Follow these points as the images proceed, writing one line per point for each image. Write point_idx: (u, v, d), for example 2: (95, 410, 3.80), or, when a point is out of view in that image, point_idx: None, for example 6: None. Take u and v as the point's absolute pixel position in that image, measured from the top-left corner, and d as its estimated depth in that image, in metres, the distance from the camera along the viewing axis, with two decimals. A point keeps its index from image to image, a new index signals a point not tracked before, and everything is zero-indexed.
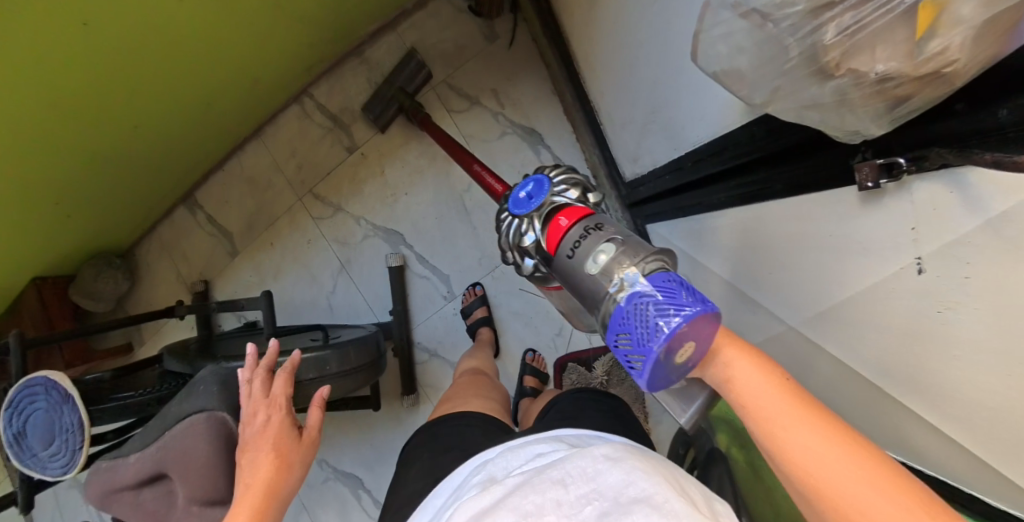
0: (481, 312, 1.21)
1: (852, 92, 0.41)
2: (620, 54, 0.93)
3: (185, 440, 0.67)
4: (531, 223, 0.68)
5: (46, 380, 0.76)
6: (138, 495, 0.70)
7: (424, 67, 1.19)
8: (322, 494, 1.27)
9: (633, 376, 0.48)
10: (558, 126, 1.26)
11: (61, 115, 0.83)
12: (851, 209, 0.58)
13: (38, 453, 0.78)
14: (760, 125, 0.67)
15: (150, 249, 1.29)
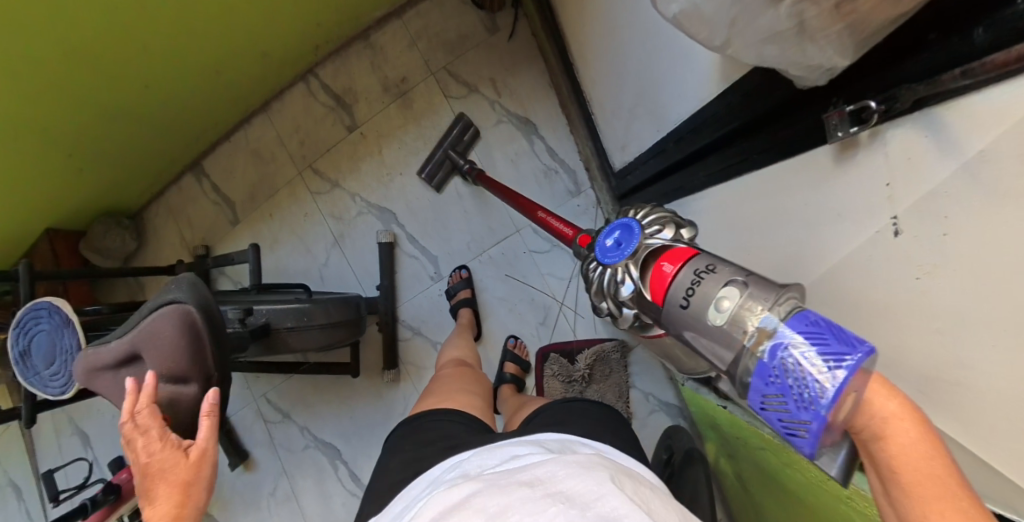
0: (466, 295, 1.18)
1: (809, 12, 0.38)
2: (605, 36, 0.91)
3: (156, 322, 0.69)
4: (624, 271, 0.51)
5: (51, 305, 0.86)
6: (117, 376, 0.74)
7: (472, 126, 1.24)
8: (301, 461, 1.25)
9: (791, 444, 0.35)
10: (554, 117, 1.26)
11: (76, 66, 0.88)
12: (826, 171, 0.53)
13: (41, 372, 0.88)
14: (735, 92, 0.63)
15: (159, 213, 1.36)
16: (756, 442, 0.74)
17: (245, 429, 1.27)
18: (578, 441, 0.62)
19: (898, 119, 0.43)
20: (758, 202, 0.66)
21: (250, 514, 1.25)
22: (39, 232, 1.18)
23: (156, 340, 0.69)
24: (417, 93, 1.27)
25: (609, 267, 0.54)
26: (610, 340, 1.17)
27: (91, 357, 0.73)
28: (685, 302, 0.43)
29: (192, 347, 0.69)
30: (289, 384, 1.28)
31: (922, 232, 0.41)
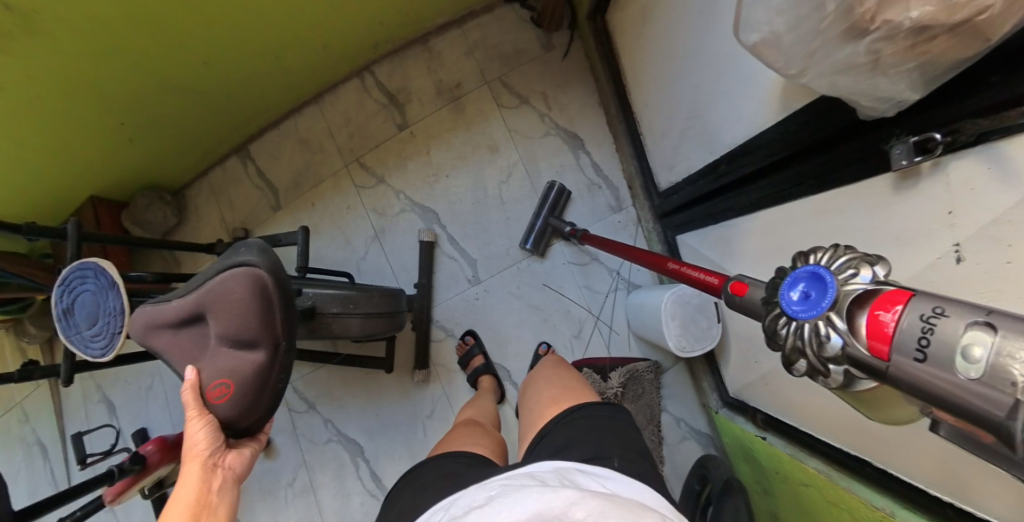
0: (479, 361, 1.21)
1: (885, 51, 0.42)
2: (661, 58, 0.96)
3: (225, 284, 0.70)
4: (828, 326, 0.34)
5: (97, 267, 0.92)
6: (177, 334, 0.75)
7: (566, 192, 1.25)
8: (322, 453, 1.28)
9: None
10: (600, 134, 1.31)
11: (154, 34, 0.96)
12: (884, 197, 0.56)
13: (82, 331, 0.94)
14: (794, 120, 0.66)
15: (203, 195, 1.43)
16: (800, 478, 0.79)
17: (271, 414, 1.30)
18: (572, 468, 0.56)
19: (960, 151, 0.46)
20: (807, 224, 0.69)
21: (267, 499, 1.27)
22: (84, 198, 1.27)
23: (223, 305, 0.70)
24: (470, 99, 1.34)
25: (800, 327, 0.37)
26: (644, 361, 1.19)
27: (157, 312, 0.75)
28: (936, 361, 0.26)
29: (258, 317, 0.69)
30: (316, 374, 1.32)
31: (986, 258, 0.44)
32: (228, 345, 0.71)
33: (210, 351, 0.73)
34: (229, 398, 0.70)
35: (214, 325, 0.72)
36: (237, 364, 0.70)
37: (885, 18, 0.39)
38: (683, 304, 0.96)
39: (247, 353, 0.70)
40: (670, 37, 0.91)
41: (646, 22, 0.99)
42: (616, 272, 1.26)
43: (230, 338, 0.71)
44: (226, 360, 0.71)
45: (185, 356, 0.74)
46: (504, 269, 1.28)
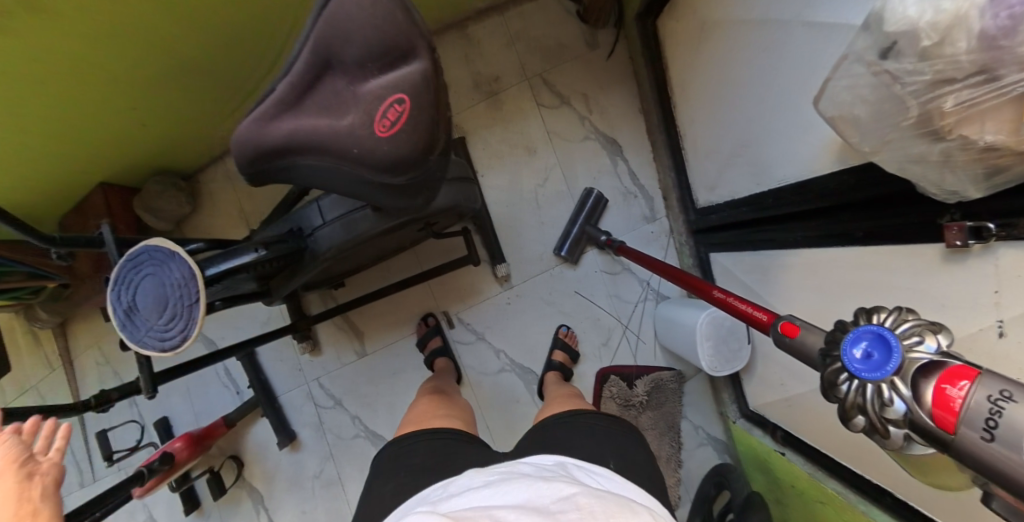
0: (434, 342, 1.31)
1: (956, 155, 0.44)
2: (720, 81, 0.98)
3: (343, 16, 0.47)
4: (892, 391, 0.36)
5: (149, 245, 0.84)
6: (297, 125, 0.53)
7: (603, 199, 1.29)
8: (349, 448, 1.41)
9: None
10: (638, 141, 1.33)
11: (203, 27, 1.00)
12: (932, 265, 0.60)
13: (151, 324, 0.84)
14: (852, 174, 0.70)
15: (216, 175, 1.50)
16: (816, 496, 0.94)
17: (295, 408, 1.41)
18: (572, 464, 0.62)
19: (1015, 240, 0.48)
20: (852, 272, 0.74)
21: (293, 491, 1.40)
22: (93, 185, 1.31)
23: (347, 31, 0.47)
24: (509, 95, 1.33)
25: (862, 387, 0.39)
26: (669, 370, 1.28)
27: (268, 107, 0.54)
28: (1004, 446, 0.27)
29: (403, 11, 0.46)
30: (341, 371, 1.42)
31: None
32: (370, 75, 0.49)
33: (350, 103, 0.50)
34: (399, 128, 0.47)
35: (345, 68, 0.49)
36: (396, 80, 0.47)
37: (960, 133, 0.41)
38: (716, 325, 1.01)
39: (401, 72, 0.47)
40: (730, 62, 0.94)
41: (704, 44, 1.01)
42: (645, 283, 1.32)
43: (372, 66, 0.48)
44: (375, 93, 0.48)
45: (321, 133, 0.52)
46: (538, 274, 1.33)
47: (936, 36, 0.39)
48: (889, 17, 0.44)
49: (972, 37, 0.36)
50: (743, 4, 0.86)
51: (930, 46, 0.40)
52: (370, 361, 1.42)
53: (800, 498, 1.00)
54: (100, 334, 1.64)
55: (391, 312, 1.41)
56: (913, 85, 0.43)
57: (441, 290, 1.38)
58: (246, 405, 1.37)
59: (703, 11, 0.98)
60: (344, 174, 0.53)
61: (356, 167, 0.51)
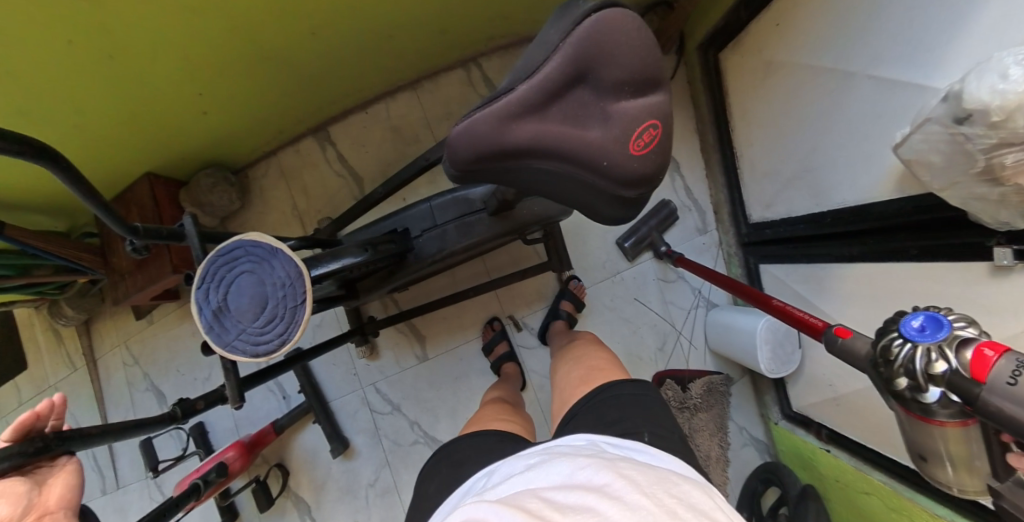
0: (502, 347, 1.22)
1: (1012, 197, 0.61)
2: (784, 114, 1.13)
3: (610, 32, 0.41)
4: (939, 356, 0.44)
5: (243, 237, 0.57)
6: (528, 136, 0.46)
7: (674, 213, 1.37)
8: (408, 455, 1.21)
9: None
10: (694, 159, 1.46)
11: (359, 64, 1.18)
12: (981, 279, 0.73)
13: (246, 331, 0.56)
14: (909, 202, 0.85)
15: (270, 172, 1.45)
16: (861, 487, 1.07)
17: (348, 413, 1.22)
18: (605, 441, 0.59)
19: None
20: (905, 286, 0.87)
21: (345, 500, 1.20)
22: (139, 174, 1.23)
23: (614, 54, 0.41)
24: None
25: (911, 350, 0.46)
26: (718, 374, 1.37)
27: (500, 110, 0.45)
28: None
29: (655, 51, 0.44)
30: (401, 376, 1.24)
31: None
32: (623, 95, 0.44)
33: (596, 119, 0.45)
34: (653, 150, 0.46)
35: (599, 84, 0.43)
36: (651, 105, 0.45)
37: (1015, 181, 0.59)
38: (774, 330, 1.14)
39: (652, 98, 0.45)
40: (795, 96, 1.08)
41: (768, 80, 1.15)
42: (698, 291, 1.39)
43: (630, 87, 0.43)
44: (631, 113, 0.44)
45: (562, 146, 0.46)
46: (600, 280, 1.38)
47: (1002, 114, 0.56)
48: (967, 98, 0.61)
49: None
50: (809, 50, 1.00)
51: (998, 121, 0.57)
52: (431, 365, 1.25)
53: (845, 490, 1.13)
54: (129, 333, 1.46)
55: (451, 322, 1.27)
56: (982, 142, 0.61)
57: (509, 296, 1.29)
58: (298, 410, 1.18)
59: (768, 52, 1.13)
60: (574, 183, 0.48)
61: (598, 181, 0.46)
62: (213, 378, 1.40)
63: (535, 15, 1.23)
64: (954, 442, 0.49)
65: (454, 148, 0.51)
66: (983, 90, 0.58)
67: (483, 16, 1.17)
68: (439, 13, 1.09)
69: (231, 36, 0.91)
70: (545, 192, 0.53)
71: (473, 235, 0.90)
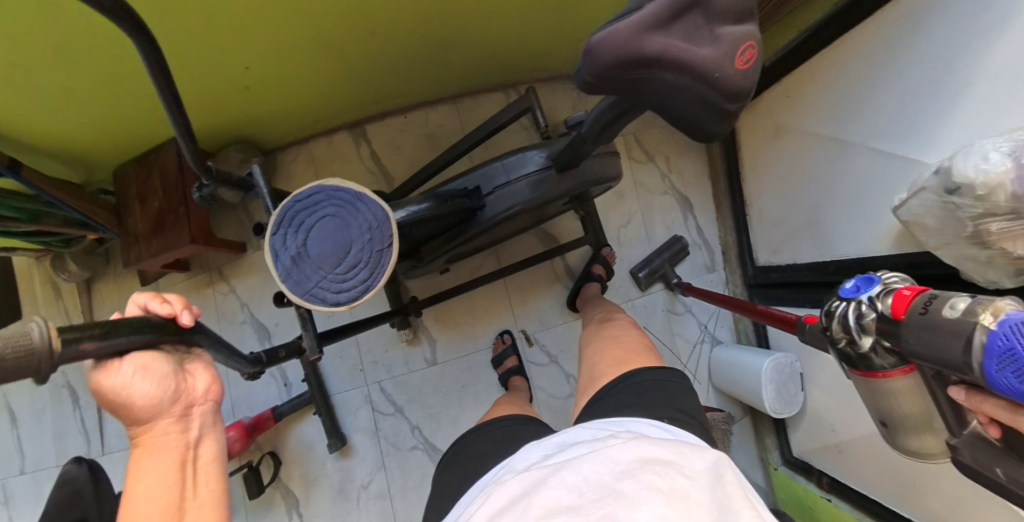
0: (513, 361, 1.20)
1: (998, 258, 0.71)
2: (794, 172, 1.23)
3: None
4: (868, 306, 0.53)
5: (324, 189, 0.74)
6: (664, 44, 0.52)
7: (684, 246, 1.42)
8: (406, 460, 1.20)
9: None
10: (707, 201, 1.52)
11: (413, 76, 1.22)
12: None
13: (331, 272, 0.74)
14: (906, 259, 0.93)
15: (298, 160, 1.41)
16: None
17: (349, 410, 1.21)
18: (608, 424, 0.61)
19: None
20: None
21: (336, 501, 1.19)
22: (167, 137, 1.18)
23: None
24: None
25: (846, 306, 0.55)
26: (721, 411, 1.36)
27: (638, 21, 0.52)
28: (933, 314, 0.45)
29: None
30: (409, 377, 1.23)
31: None
32: (726, 21, 0.53)
33: (709, 39, 0.53)
34: (752, 65, 0.55)
35: (711, 8, 0.52)
36: (749, 29, 0.55)
37: (1001, 245, 0.69)
38: (778, 371, 1.18)
39: (746, 26, 0.55)
40: (800, 159, 1.20)
41: (781, 141, 1.26)
42: (704, 326, 1.43)
43: (733, 14, 0.53)
44: (734, 34, 0.53)
45: (693, 58, 0.52)
46: None
47: (986, 190, 0.69)
48: (956, 173, 0.74)
49: (1007, 194, 0.66)
50: (816, 120, 1.13)
51: (983, 194, 0.70)
52: (439, 370, 1.25)
53: None
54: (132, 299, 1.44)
55: (465, 311, 1.27)
56: (970, 211, 0.73)
57: (517, 290, 1.29)
58: (299, 399, 1.16)
59: (779, 117, 1.25)
60: (690, 97, 0.55)
61: (710, 96, 0.54)
62: None
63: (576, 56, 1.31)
64: (905, 397, 0.54)
65: (595, 58, 0.57)
66: (969, 168, 0.71)
67: (533, 51, 1.24)
68: (496, 43, 1.16)
69: (306, 42, 0.98)
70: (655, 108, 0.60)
71: (542, 191, 0.91)
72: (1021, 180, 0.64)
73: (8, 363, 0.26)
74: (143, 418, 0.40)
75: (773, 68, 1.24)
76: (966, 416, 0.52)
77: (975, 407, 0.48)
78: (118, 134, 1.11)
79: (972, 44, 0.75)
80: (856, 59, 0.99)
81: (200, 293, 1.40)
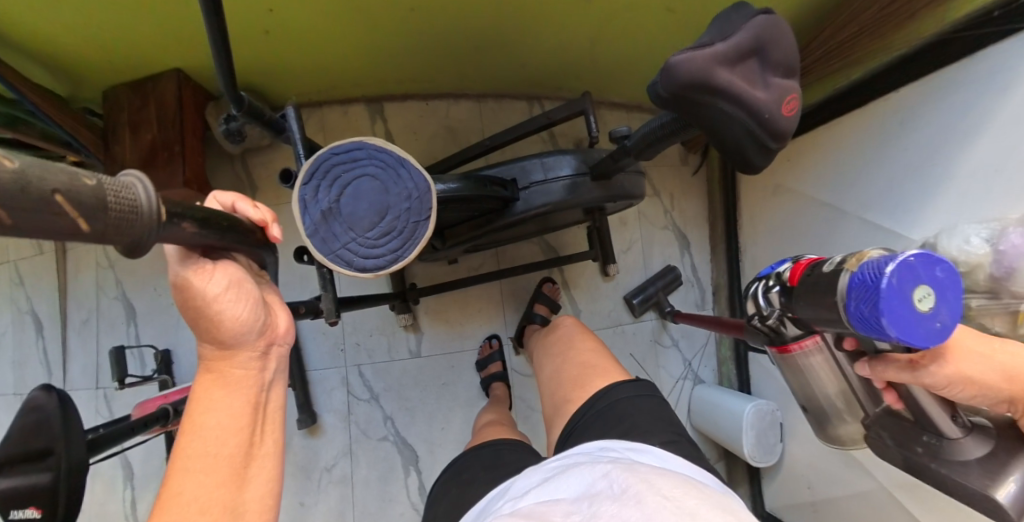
0: (497, 367, 1.19)
1: None
2: (791, 230, 1.27)
3: (774, 30, 0.66)
4: (774, 280, 0.62)
5: (367, 147, 0.75)
6: (731, 76, 0.63)
7: (678, 278, 1.41)
8: (374, 450, 1.16)
9: (886, 325, 0.41)
10: (704, 242, 1.53)
11: (443, 72, 1.26)
12: None
13: (361, 234, 0.76)
14: None
15: (310, 123, 1.37)
16: None
17: (325, 388, 1.17)
18: (608, 448, 0.58)
19: None
20: None
21: (297, 478, 1.13)
22: (169, 69, 1.17)
23: (778, 43, 0.66)
24: None
25: (760, 284, 0.65)
26: None
27: (712, 54, 0.62)
28: (816, 275, 0.53)
29: (791, 49, 0.69)
30: (390, 366, 1.20)
31: None
32: (774, 73, 0.68)
33: (760, 84, 0.66)
34: (794, 113, 0.69)
35: (766, 59, 0.66)
36: (792, 84, 0.69)
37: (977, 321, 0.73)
38: (760, 418, 1.19)
39: (790, 81, 0.69)
40: (794, 219, 1.26)
41: (780, 197, 1.31)
42: (688, 364, 1.44)
43: (780, 70, 0.68)
44: (781, 85, 0.68)
45: (750, 94, 0.64)
46: (603, 328, 1.37)
47: (967, 268, 0.74)
48: (941, 249, 0.80)
49: (985, 275, 0.71)
50: (814, 184, 1.20)
51: (964, 270, 0.75)
52: (422, 363, 1.22)
53: None
54: None
55: (457, 307, 1.25)
56: None
57: (512, 293, 1.28)
58: None
59: (778, 177, 1.31)
60: (741, 126, 0.67)
61: (757, 128, 0.67)
62: None
63: (599, 84, 1.35)
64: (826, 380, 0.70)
65: (670, 73, 0.62)
66: (954, 247, 0.77)
67: (556, 74, 1.29)
68: (524, 58, 1.21)
69: (337, 14, 0.99)
70: (705, 132, 0.70)
71: (577, 195, 0.96)
72: (999, 263, 0.70)
73: (103, 222, 0.25)
74: (231, 345, 0.41)
75: None
76: (872, 392, 0.70)
77: (879, 377, 0.55)
78: (132, 56, 1.09)
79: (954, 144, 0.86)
80: (864, 131, 1.06)
81: None
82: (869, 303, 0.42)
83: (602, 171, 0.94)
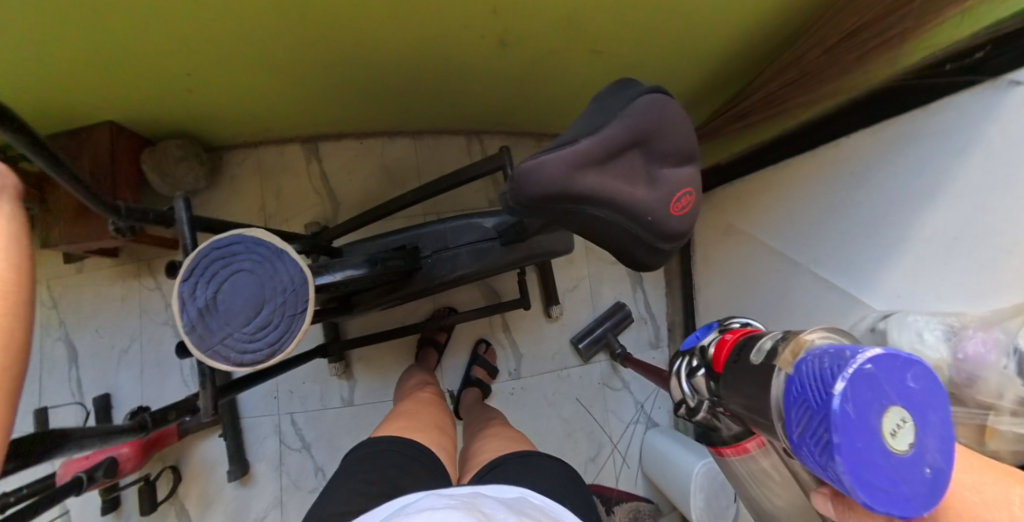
0: None
1: None
2: (744, 277, 1.18)
3: (661, 112, 0.57)
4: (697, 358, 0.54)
5: (246, 239, 0.68)
6: (599, 177, 0.54)
7: (628, 317, 1.35)
8: (303, 502, 1.17)
9: (840, 468, 0.29)
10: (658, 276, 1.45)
11: (371, 113, 1.19)
12: None
13: (236, 330, 0.67)
14: None
15: (239, 163, 1.31)
16: None
17: (256, 438, 1.17)
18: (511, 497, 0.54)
19: None
20: None
21: None
22: None
23: (666, 130, 0.57)
24: None
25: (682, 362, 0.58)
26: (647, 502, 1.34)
27: (573, 155, 0.53)
28: (745, 362, 0.45)
29: (687, 131, 0.60)
30: (321, 415, 1.19)
31: None
32: (664, 164, 0.59)
33: (641, 182, 0.57)
34: (687, 212, 0.61)
35: (650, 151, 0.57)
36: (688, 175, 0.61)
37: None
38: (710, 477, 1.10)
39: (687, 170, 0.61)
40: (748, 264, 1.17)
41: (734, 240, 1.22)
42: (640, 406, 1.38)
43: (671, 159, 0.59)
44: (672, 179, 0.59)
45: (625, 197, 0.56)
46: (547, 372, 1.32)
47: None
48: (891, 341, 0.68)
49: None
50: (767, 230, 1.10)
51: None
52: (355, 412, 1.20)
53: None
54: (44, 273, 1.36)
55: (390, 354, 1.23)
56: None
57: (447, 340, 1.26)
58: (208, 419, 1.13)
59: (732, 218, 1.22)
60: (620, 230, 0.59)
61: (642, 234, 0.59)
62: (129, 351, 1.35)
63: (541, 119, 1.26)
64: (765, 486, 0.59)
65: (522, 179, 0.55)
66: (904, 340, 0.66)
67: (488, 112, 1.21)
68: (451, 97, 1.12)
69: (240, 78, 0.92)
70: (585, 234, 0.62)
71: (485, 260, 0.91)
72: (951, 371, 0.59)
73: None
74: None
75: (738, 165, 1.20)
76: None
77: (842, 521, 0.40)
78: None
79: (906, 208, 0.77)
80: (820, 180, 0.95)
81: (122, 282, 1.35)
82: (820, 432, 0.31)
83: (511, 237, 0.87)
